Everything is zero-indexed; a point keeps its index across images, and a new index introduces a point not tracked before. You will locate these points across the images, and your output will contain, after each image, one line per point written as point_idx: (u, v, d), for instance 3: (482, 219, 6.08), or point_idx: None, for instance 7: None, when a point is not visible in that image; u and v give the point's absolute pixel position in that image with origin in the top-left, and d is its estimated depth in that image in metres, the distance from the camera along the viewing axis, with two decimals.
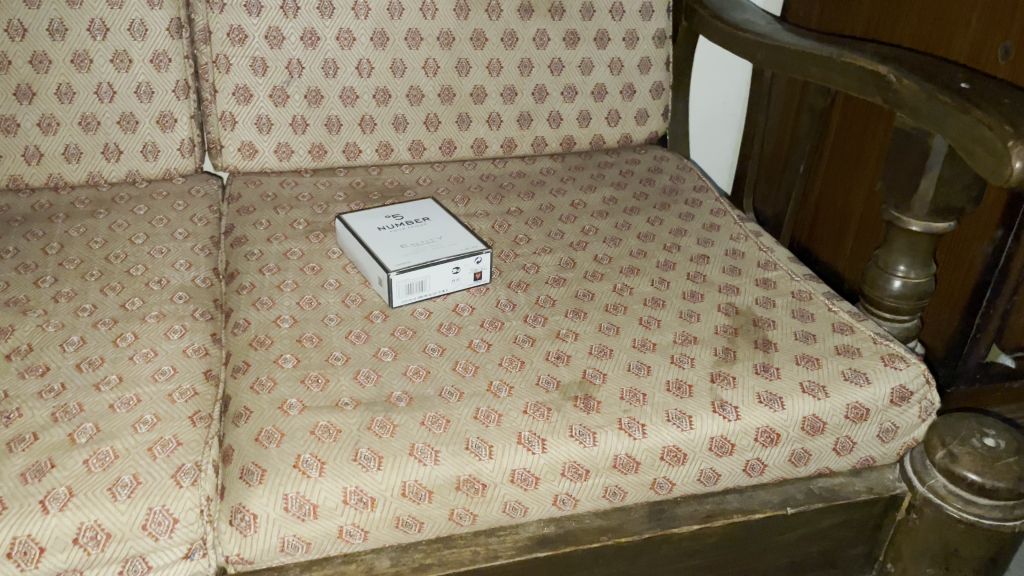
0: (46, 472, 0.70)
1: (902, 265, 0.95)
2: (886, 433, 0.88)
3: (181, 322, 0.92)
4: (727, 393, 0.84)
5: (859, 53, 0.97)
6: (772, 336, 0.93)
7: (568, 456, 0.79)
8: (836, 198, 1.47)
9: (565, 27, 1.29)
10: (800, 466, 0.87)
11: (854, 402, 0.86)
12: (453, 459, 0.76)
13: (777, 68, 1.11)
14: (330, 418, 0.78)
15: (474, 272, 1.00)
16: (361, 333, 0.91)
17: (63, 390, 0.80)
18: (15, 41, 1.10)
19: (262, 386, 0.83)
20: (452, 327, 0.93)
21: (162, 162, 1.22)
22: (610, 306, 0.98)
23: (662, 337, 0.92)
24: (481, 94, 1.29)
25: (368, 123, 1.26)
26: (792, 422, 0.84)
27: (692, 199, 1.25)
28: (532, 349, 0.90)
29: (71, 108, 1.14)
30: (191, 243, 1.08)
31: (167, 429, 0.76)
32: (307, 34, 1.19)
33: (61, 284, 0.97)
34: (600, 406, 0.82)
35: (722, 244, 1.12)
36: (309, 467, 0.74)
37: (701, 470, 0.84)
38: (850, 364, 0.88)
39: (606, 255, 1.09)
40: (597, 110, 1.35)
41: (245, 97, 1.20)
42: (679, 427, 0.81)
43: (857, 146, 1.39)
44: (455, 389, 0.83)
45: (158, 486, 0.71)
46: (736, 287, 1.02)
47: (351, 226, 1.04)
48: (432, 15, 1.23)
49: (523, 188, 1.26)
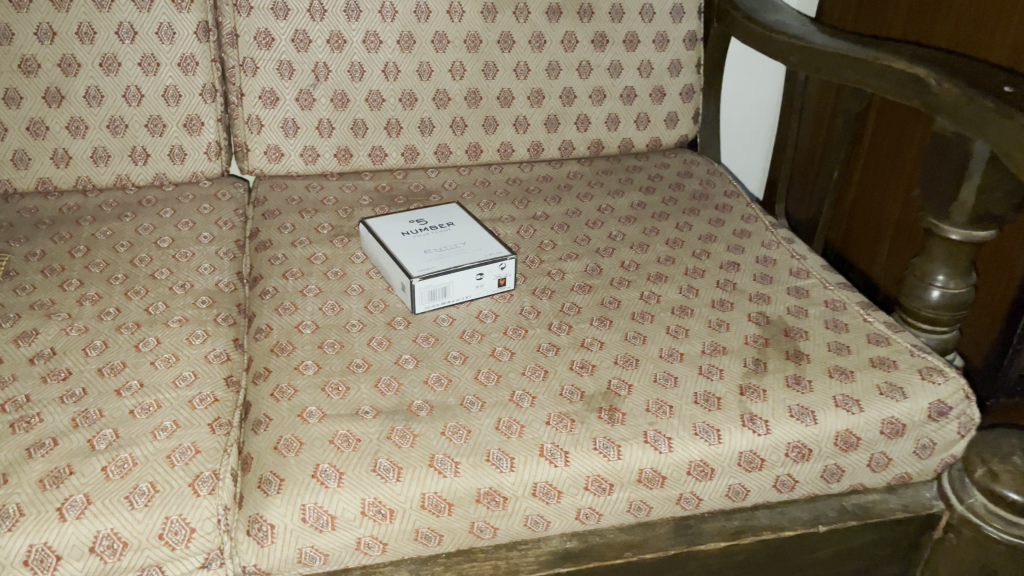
0: (64, 479, 0.70)
1: (941, 275, 0.92)
2: (923, 450, 0.85)
3: (204, 327, 0.92)
4: (758, 406, 0.82)
5: (896, 56, 0.94)
6: (805, 347, 0.90)
7: (591, 470, 0.77)
8: (873, 203, 1.43)
9: (593, 29, 1.27)
10: (832, 483, 0.84)
11: (890, 418, 0.83)
12: (474, 471, 0.74)
13: (810, 71, 1.08)
14: (350, 427, 0.77)
15: (498, 278, 0.98)
16: (383, 340, 0.90)
17: (84, 395, 0.80)
18: (45, 44, 1.10)
19: (282, 394, 0.82)
20: (475, 335, 0.92)
21: (189, 165, 1.22)
22: (637, 314, 0.96)
23: (690, 347, 0.90)
24: (508, 97, 1.27)
25: (393, 126, 1.25)
26: (825, 438, 0.81)
27: (722, 204, 1.22)
28: (556, 358, 0.88)
29: (99, 111, 1.15)
30: (215, 246, 1.08)
31: (186, 436, 0.76)
32: (333, 37, 1.18)
33: (86, 288, 0.98)
34: (624, 419, 0.80)
35: (753, 251, 1.09)
36: (328, 477, 0.73)
37: (729, 486, 0.81)
38: (885, 378, 0.85)
39: (633, 261, 1.06)
40: (625, 113, 1.33)
41: (271, 100, 1.20)
42: (706, 441, 0.79)
43: (895, 149, 1.35)
44: (477, 398, 0.82)
45: (176, 495, 0.70)
46: (768, 296, 0.99)
47: (376, 230, 1.03)
48: (459, 17, 1.22)
49: (549, 192, 1.24)
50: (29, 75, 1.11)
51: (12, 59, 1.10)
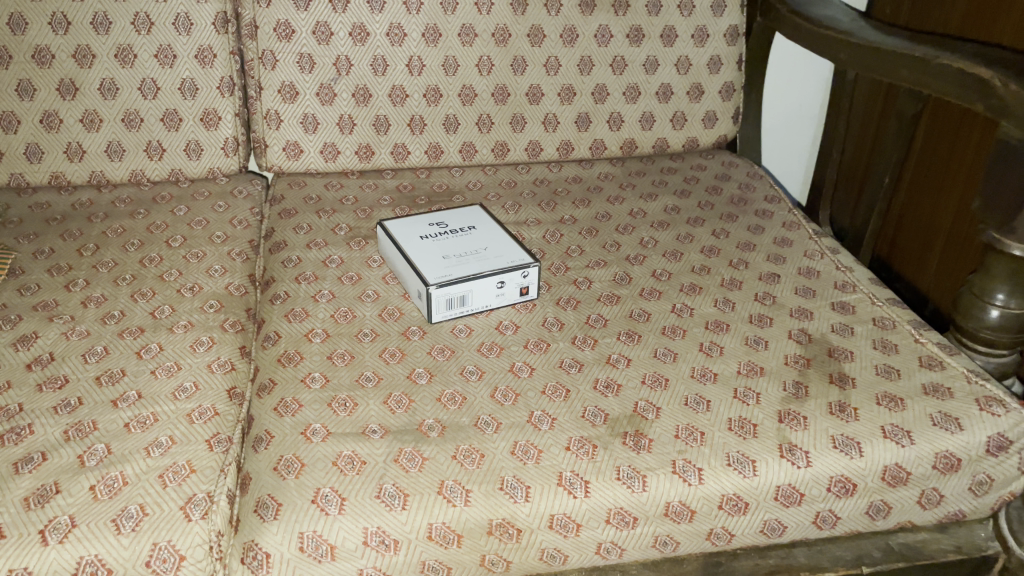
0: (49, 498, 0.66)
1: (1001, 294, 0.83)
2: (979, 486, 0.78)
3: (209, 333, 0.87)
4: (797, 435, 0.75)
5: (958, 54, 0.86)
6: (850, 369, 0.83)
7: (613, 502, 0.71)
8: (924, 209, 1.35)
9: (629, 23, 1.20)
10: (878, 520, 0.78)
11: (943, 451, 0.75)
12: (486, 500, 0.69)
13: (862, 70, 1.00)
14: (355, 447, 0.72)
15: (520, 287, 0.93)
16: (396, 351, 0.85)
17: (79, 405, 0.76)
18: (58, 34, 1.07)
19: (286, 409, 0.77)
20: (493, 348, 0.86)
21: (205, 161, 1.18)
22: (667, 329, 0.89)
23: (725, 367, 0.83)
24: (538, 94, 1.21)
25: (417, 123, 1.20)
26: (871, 472, 0.75)
27: (762, 209, 1.15)
28: (579, 375, 0.82)
29: (114, 104, 1.11)
30: (228, 247, 1.04)
31: (181, 453, 0.71)
32: (356, 29, 1.13)
33: (92, 289, 0.94)
34: (651, 446, 0.74)
35: (795, 262, 1.02)
36: (328, 504, 0.68)
37: (764, 521, 0.75)
38: (939, 407, 0.78)
39: (665, 270, 1.00)
40: (661, 111, 1.26)
41: (290, 95, 1.15)
42: (741, 473, 0.72)
43: (949, 154, 1.27)
44: (492, 418, 0.76)
45: (166, 519, 0.65)
46: (810, 312, 0.92)
47: (393, 234, 0.98)
48: (487, 10, 1.16)
49: (579, 194, 1.18)
50: (43, 66, 1.07)
51: (25, 49, 1.06)
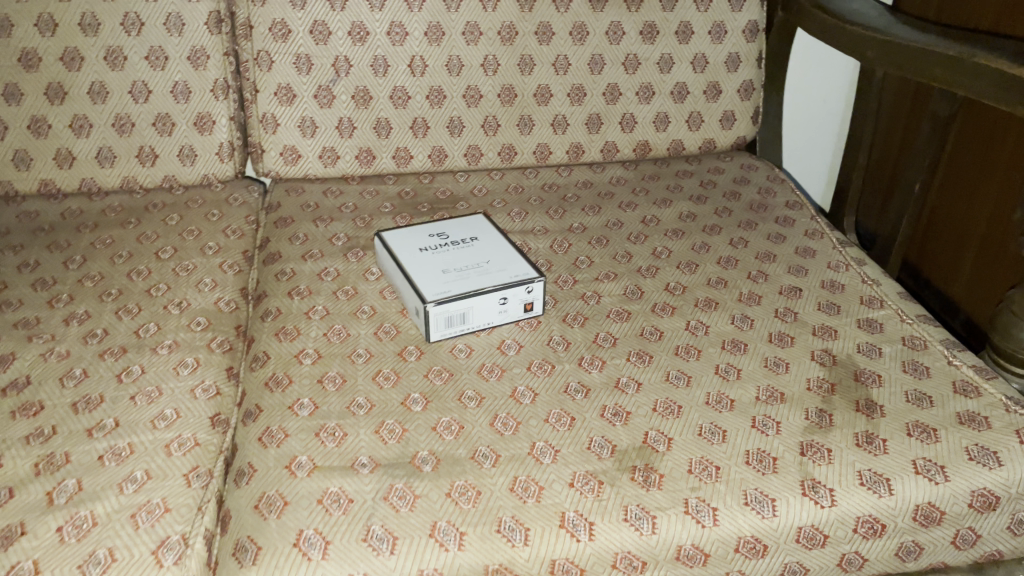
0: (13, 541, 0.62)
1: None
2: (1019, 525, 0.72)
3: (194, 354, 0.82)
4: (821, 471, 0.69)
5: (996, 52, 0.80)
6: (878, 395, 0.77)
7: (621, 546, 0.65)
8: (957, 213, 1.28)
9: (643, 19, 1.14)
10: (908, 561, 0.72)
11: (981, 489, 0.69)
12: (481, 544, 0.64)
13: (888, 69, 0.94)
14: (342, 484, 0.67)
15: (524, 303, 0.87)
16: (391, 373, 0.80)
17: (53, 435, 0.72)
18: (46, 36, 1.02)
19: (271, 439, 0.72)
20: (494, 370, 0.81)
21: (200, 167, 1.13)
22: (681, 348, 0.83)
23: (743, 393, 0.77)
24: (546, 94, 1.15)
25: (420, 126, 1.15)
26: (901, 511, 0.69)
27: (783, 216, 1.09)
28: (586, 402, 0.76)
29: (104, 108, 1.07)
30: (220, 258, 0.99)
31: (157, 490, 0.67)
32: (355, 28, 1.08)
33: (76, 305, 0.90)
34: (662, 482, 0.68)
35: (819, 274, 0.96)
36: (312, 547, 0.63)
37: (785, 564, 0.69)
38: (976, 439, 0.72)
39: (679, 283, 0.94)
40: (677, 112, 1.20)
41: (288, 97, 1.10)
42: (758, 513, 0.67)
43: (984, 157, 1.20)
44: (491, 451, 0.71)
45: (136, 565, 0.61)
46: (835, 330, 0.86)
47: (391, 245, 0.93)
48: (493, 6, 1.10)
49: (589, 200, 1.12)
50: (30, 70, 1.03)
51: (12, 52, 1.02)
